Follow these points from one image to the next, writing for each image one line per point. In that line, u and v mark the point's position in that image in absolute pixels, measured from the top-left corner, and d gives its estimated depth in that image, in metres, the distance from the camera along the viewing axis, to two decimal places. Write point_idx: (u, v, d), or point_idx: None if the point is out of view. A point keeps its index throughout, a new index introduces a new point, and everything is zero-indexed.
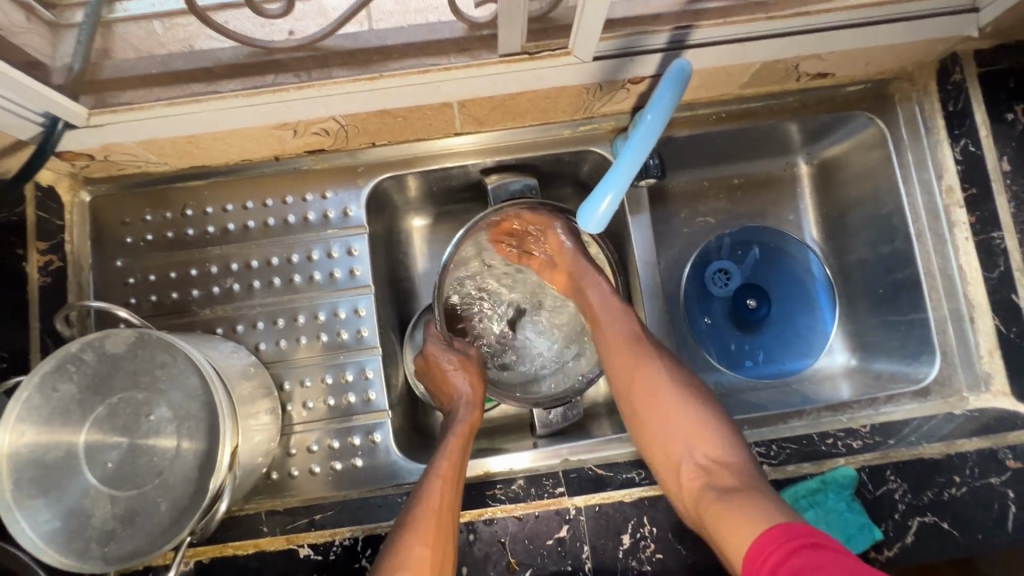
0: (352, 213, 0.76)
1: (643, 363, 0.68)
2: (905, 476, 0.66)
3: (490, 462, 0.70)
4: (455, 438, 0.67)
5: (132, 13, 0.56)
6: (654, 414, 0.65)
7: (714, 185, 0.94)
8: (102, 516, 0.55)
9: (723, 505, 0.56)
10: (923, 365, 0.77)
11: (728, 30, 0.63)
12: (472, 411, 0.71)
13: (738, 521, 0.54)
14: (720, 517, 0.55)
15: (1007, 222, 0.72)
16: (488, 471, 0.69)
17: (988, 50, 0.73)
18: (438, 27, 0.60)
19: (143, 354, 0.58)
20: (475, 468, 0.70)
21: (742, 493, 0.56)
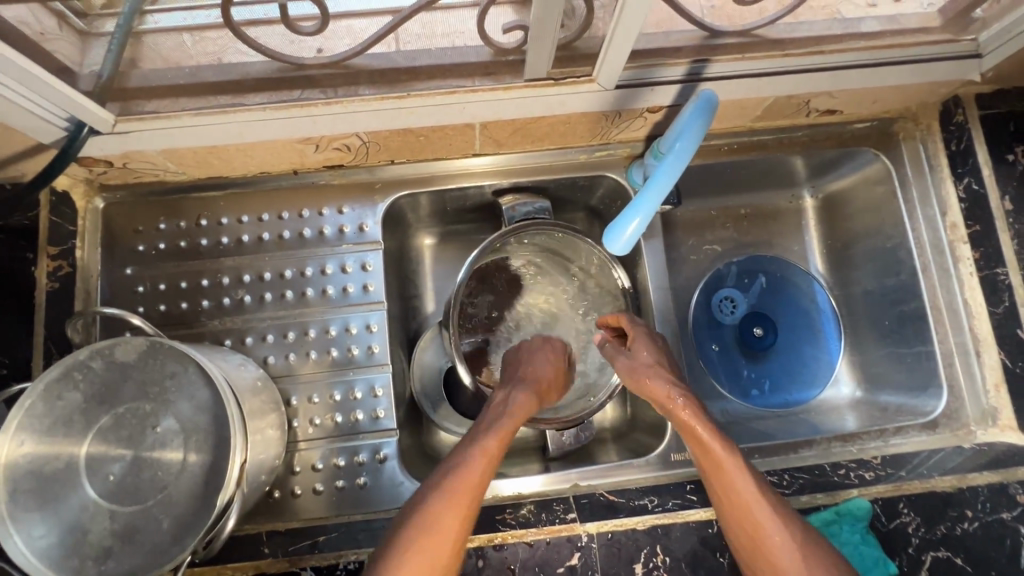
0: (368, 228, 0.76)
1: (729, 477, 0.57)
2: (918, 509, 0.66)
3: (501, 487, 0.70)
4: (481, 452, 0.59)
5: (162, 25, 0.56)
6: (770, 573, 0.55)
7: (722, 215, 0.96)
8: (100, 532, 0.53)
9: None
10: (930, 397, 0.78)
11: (744, 64, 0.66)
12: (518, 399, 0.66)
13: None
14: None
15: (1010, 259, 0.73)
16: (500, 495, 0.69)
17: (988, 94, 0.76)
18: (465, 51, 0.61)
19: (154, 363, 0.56)
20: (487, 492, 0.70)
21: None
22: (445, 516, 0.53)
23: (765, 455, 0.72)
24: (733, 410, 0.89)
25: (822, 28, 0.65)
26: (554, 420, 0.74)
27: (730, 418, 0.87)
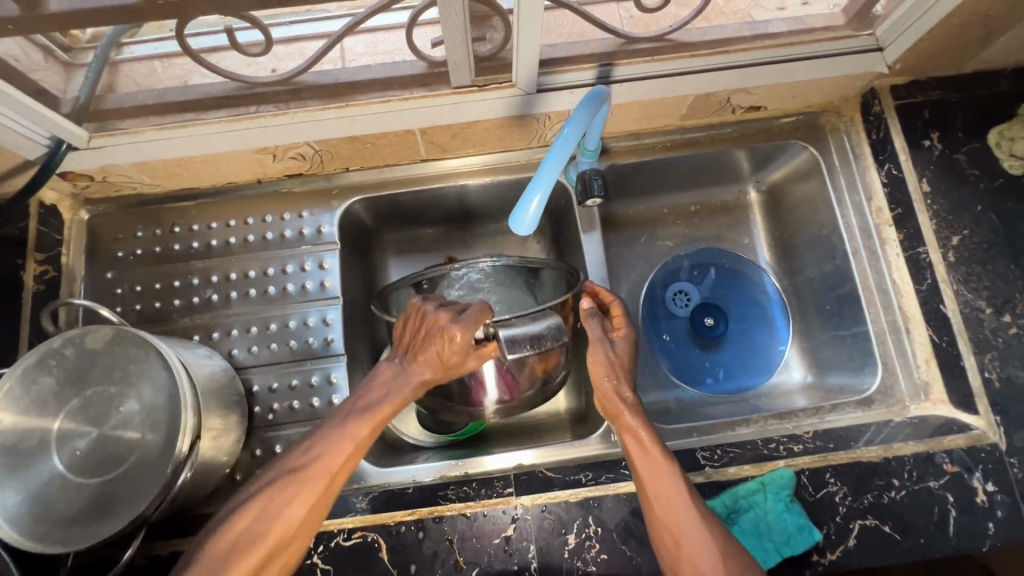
0: (326, 230, 0.82)
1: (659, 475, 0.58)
2: (845, 478, 0.68)
3: (489, 461, 0.74)
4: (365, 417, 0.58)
5: (138, 55, 0.68)
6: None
7: (672, 212, 1.00)
8: (65, 501, 0.58)
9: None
10: (868, 375, 0.80)
11: (656, 65, 0.72)
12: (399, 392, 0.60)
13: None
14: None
15: (930, 238, 0.76)
16: (487, 469, 0.73)
17: (902, 85, 0.81)
18: (402, 65, 0.70)
19: (119, 350, 0.63)
20: (475, 464, 0.74)
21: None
22: (312, 487, 0.54)
23: (700, 433, 0.75)
24: (686, 397, 0.91)
25: (732, 30, 0.73)
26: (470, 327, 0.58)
27: (682, 405, 0.90)
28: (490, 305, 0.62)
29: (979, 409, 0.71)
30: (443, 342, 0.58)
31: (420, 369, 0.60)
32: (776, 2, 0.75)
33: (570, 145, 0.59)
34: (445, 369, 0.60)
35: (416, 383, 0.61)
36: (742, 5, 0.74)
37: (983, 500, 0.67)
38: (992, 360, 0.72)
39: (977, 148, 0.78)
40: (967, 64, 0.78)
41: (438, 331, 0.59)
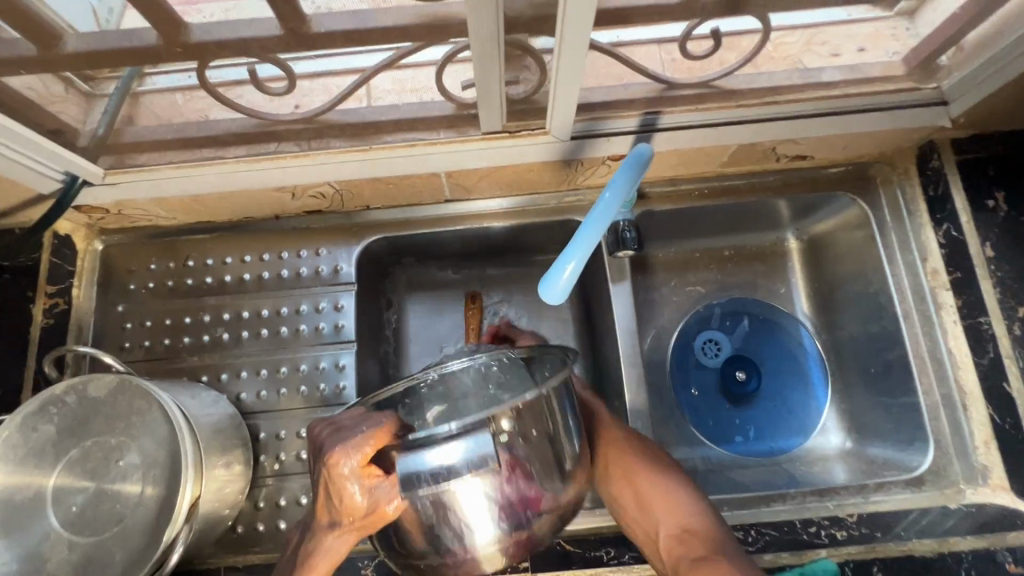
0: (342, 269, 0.79)
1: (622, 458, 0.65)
2: (893, 573, 0.63)
3: None
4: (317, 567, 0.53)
5: (159, 86, 0.64)
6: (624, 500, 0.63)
7: (705, 256, 0.94)
8: (58, 561, 0.55)
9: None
10: (916, 453, 0.73)
11: (702, 115, 0.68)
12: (335, 540, 0.52)
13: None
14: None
15: (993, 307, 0.71)
16: None
17: (964, 139, 0.75)
18: (430, 105, 0.66)
19: (121, 399, 0.60)
20: None
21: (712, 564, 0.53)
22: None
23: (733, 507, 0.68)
24: (713, 457, 0.85)
25: (782, 78, 0.68)
26: (354, 472, 0.47)
27: (708, 465, 0.84)
28: (383, 421, 0.48)
29: None
30: (346, 498, 0.47)
31: (341, 522, 0.50)
32: (830, 48, 0.68)
33: (610, 215, 0.54)
34: (361, 522, 0.48)
35: (336, 534, 0.51)
36: (793, 50, 0.68)
37: None
38: None
39: None
40: None
41: (331, 483, 0.48)
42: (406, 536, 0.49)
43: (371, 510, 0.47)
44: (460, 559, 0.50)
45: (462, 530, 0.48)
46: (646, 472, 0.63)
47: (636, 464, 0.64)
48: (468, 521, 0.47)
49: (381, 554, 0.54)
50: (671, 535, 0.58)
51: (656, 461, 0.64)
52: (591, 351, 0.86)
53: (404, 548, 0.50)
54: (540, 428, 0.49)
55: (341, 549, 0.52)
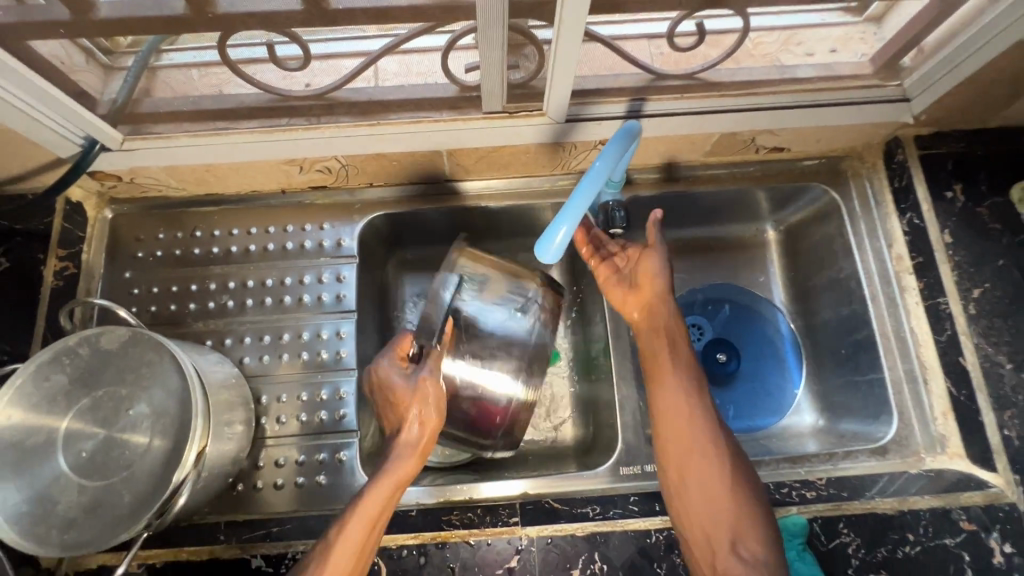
0: (345, 243, 0.82)
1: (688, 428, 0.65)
2: (858, 530, 0.67)
3: (482, 488, 0.71)
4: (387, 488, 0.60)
5: (176, 62, 0.70)
6: (683, 490, 0.63)
7: (689, 245, 0.99)
8: (67, 503, 0.58)
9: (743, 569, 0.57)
10: (882, 425, 0.77)
11: (685, 103, 0.74)
12: (403, 458, 0.63)
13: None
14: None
15: (950, 288, 0.76)
16: (478, 496, 0.70)
17: (926, 136, 0.82)
18: (434, 87, 0.71)
19: (132, 351, 0.62)
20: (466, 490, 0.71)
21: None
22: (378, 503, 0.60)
23: None
24: None
25: (760, 73, 0.74)
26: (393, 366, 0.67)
27: None
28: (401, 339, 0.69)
29: (998, 467, 0.69)
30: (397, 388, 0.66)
31: (406, 426, 0.64)
32: (805, 49, 0.75)
33: (600, 181, 0.59)
34: (418, 412, 0.65)
35: (399, 451, 0.63)
36: (771, 49, 0.75)
37: (1000, 562, 0.65)
38: (1012, 418, 0.71)
39: (1000, 203, 0.78)
40: (991, 120, 0.79)
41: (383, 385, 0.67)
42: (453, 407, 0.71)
43: (421, 397, 0.65)
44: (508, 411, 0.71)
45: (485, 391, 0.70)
46: (719, 478, 0.63)
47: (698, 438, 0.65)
48: (483, 381, 0.70)
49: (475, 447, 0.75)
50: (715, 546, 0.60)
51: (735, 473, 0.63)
52: (580, 334, 0.91)
53: (457, 419, 0.72)
54: (502, 280, 0.73)
55: (406, 472, 0.62)
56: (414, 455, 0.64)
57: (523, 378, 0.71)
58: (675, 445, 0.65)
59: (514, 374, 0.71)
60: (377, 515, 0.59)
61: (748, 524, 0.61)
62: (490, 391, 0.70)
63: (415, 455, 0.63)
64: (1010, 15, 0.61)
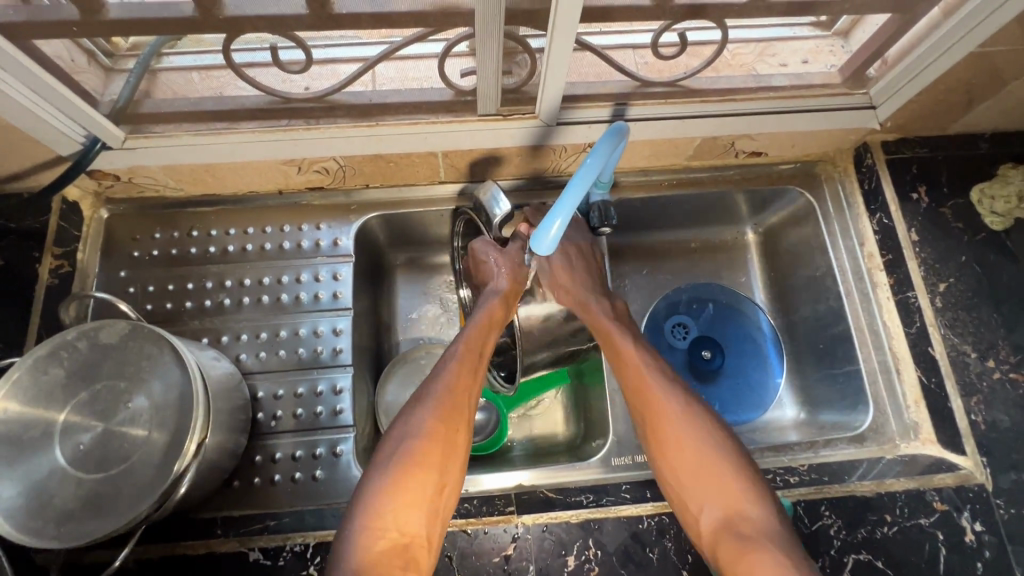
0: (342, 243, 0.84)
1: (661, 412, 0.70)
2: (839, 512, 0.70)
3: (483, 479, 0.75)
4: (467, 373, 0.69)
5: (175, 65, 0.71)
6: (670, 453, 0.68)
7: (674, 247, 1.02)
8: (64, 496, 0.58)
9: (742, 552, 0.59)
10: (860, 414, 0.81)
11: (669, 108, 0.78)
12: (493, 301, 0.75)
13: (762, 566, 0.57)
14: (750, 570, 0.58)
15: (919, 283, 0.81)
16: (480, 486, 0.74)
17: (891, 142, 0.87)
18: (430, 93, 0.74)
19: (132, 345, 0.63)
20: (469, 483, 0.75)
21: (761, 551, 0.58)
22: (456, 409, 0.67)
23: None
24: None
25: (739, 81, 0.79)
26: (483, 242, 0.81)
27: None
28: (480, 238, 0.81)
29: (967, 450, 0.73)
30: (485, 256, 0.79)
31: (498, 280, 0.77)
32: (779, 59, 0.80)
33: (594, 173, 0.62)
34: (501, 272, 0.77)
35: (487, 296, 0.75)
36: (747, 60, 0.79)
37: (971, 540, 0.69)
38: (977, 404, 0.75)
39: (961, 204, 0.84)
40: (951, 127, 0.85)
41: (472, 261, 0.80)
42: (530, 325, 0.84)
43: (503, 260, 0.77)
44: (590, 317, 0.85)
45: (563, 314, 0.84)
46: (702, 450, 0.67)
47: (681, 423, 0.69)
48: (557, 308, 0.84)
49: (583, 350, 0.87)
50: (715, 510, 0.63)
51: (716, 442, 0.67)
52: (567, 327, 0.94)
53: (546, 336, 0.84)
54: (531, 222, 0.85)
55: (499, 318, 0.74)
56: (502, 298, 0.75)
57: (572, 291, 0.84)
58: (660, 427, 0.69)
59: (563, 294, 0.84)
60: (476, 356, 0.71)
61: (743, 488, 0.64)
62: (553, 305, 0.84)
63: (502, 299, 0.75)
64: (962, 28, 0.67)
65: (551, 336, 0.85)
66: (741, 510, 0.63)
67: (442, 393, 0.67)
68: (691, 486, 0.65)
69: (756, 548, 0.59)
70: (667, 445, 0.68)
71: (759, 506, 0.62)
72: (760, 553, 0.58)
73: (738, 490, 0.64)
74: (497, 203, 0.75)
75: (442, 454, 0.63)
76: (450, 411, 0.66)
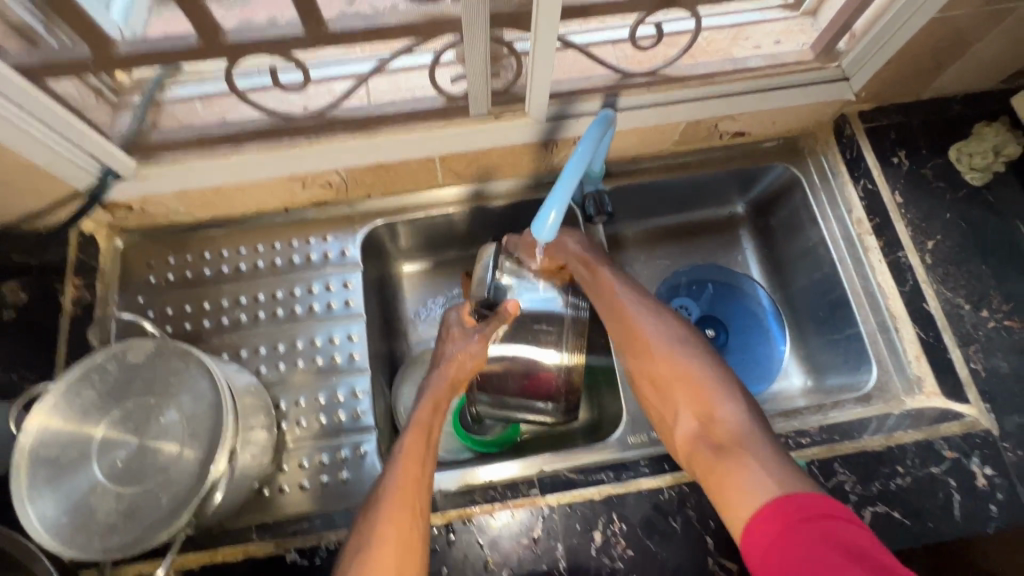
0: (350, 252, 0.87)
1: (640, 357, 0.70)
2: (852, 468, 0.72)
3: (480, 472, 0.74)
4: (416, 448, 0.64)
5: (179, 95, 0.76)
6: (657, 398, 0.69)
7: (669, 233, 1.05)
8: (106, 511, 0.60)
9: (717, 465, 0.58)
10: (864, 373, 0.84)
11: (653, 96, 0.81)
12: (439, 385, 0.72)
13: (737, 480, 0.55)
14: (718, 469, 0.58)
15: (908, 243, 0.84)
16: (478, 480, 0.73)
17: (868, 111, 0.91)
18: (422, 99, 0.78)
19: (159, 363, 0.66)
20: (466, 476, 0.75)
21: (730, 452, 0.58)
22: (410, 475, 0.62)
23: None
24: None
25: (716, 65, 0.83)
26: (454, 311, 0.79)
27: None
28: (461, 309, 0.79)
29: (970, 398, 0.75)
30: (454, 332, 0.77)
31: (450, 368, 0.73)
32: (753, 42, 0.85)
33: (584, 162, 0.66)
34: (462, 354, 0.74)
35: (432, 380, 0.72)
36: (723, 45, 0.84)
37: (983, 484, 0.71)
38: (976, 352, 0.78)
39: (940, 164, 0.87)
40: (923, 92, 0.89)
41: (444, 334, 0.77)
42: (505, 373, 0.79)
43: (469, 346, 0.75)
44: (555, 385, 0.79)
45: (534, 369, 0.78)
46: (671, 372, 0.67)
47: (659, 363, 0.68)
48: (534, 357, 0.78)
49: (541, 416, 0.82)
50: (692, 427, 0.64)
51: (684, 351, 0.68)
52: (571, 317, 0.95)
53: (511, 388, 0.79)
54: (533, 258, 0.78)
55: (442, 398, 0.71)
56: (448, 382, 0.72)
57: (566, 346, 0.78)
58: (649, 377, 0.69)
59: (555, 343, 0.78)
60: (424, 438, 0.66)
61: (712, 391, 0.64)
62: (539, 358, 0.78)
63: (448, 384, 0.72)
64: None
65: (507, 394, 0.80)
66: (716, 417, 0.63)
67: (393, 474, 0.62)
68: (657, 381, 0.69)
69: (727, 453, 0.58)
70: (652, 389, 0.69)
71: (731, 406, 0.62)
72: (732, 459, 0.57)
73: (709, 393, 0.64)
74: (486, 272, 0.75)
75: (403, 529, 0.58)
76: (409, 477, 0.61)
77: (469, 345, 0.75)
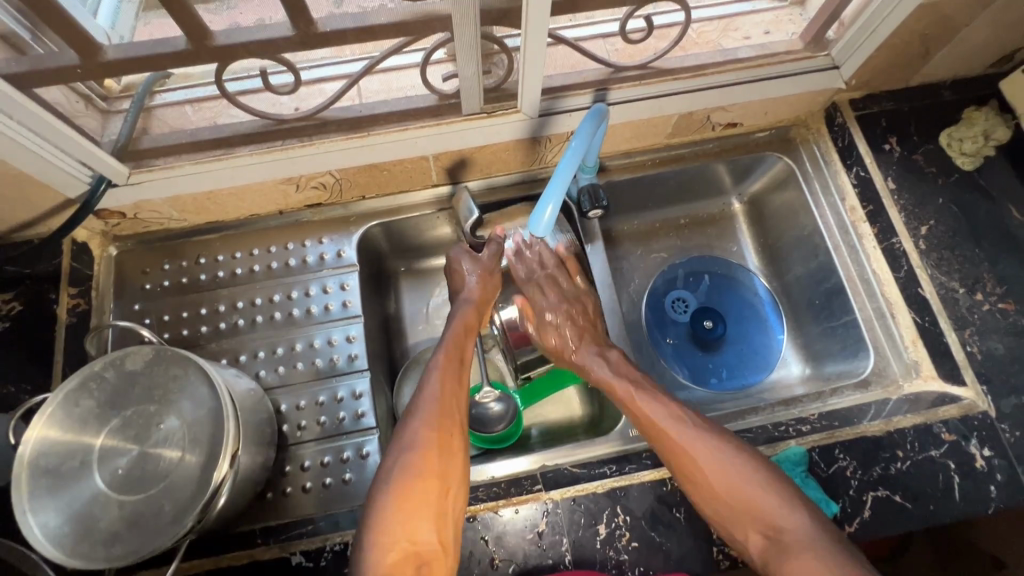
0: (346, 253, 0.87)
1: (693, 472, 0.66)
2: (852, 453, 0.73)
3: (490, 469, 0.74)
4: (451, 365, 0.72)
5: (169, 100, 0.75)
6: (714, 504, 0.65)
7: (664, 226, 1.06)
8: (108, 519, 0.60)
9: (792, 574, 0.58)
10: (861, 359, 0.84)
11: (645, 89, 0.81)
12: (466, 310, 0.80)
13: None
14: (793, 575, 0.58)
15: (902, 229, 0.84)
16: (489, 476, 0.73)
17: (859, 99, 0.91)
18: (414, 98, 0.77)
19: (158, 370, 0.65)
20: (476, 475, 0.74)
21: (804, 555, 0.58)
22: (450, 393, 0.70)
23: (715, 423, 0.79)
24: (694, 395, 0.94)
25: (707, 57, 0.83)
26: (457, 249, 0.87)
27: (691, 403, 0.92)
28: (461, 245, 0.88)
29: (966, 381, 0.76)
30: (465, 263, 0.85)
31: (473, 291, 0.82)
32: (743, 33, 0.85)
33: (579, 157, 0.66)
34: (477, 278, 0.83)
35: (460, 306, 0.81)
36: (712, 36, 0.85)
37: (982, 465, 0.71)
38: (971, 335, 0.78)
39: (932, 150, 0.88)
40: (913, 77, 0.89)
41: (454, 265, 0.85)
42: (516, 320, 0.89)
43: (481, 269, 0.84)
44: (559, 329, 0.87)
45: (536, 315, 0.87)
46: (731, 480, 0.65)
47: (715, 471, 0.65)
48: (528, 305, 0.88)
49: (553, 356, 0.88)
50: (759, 540, 0.62)
51: (735, 455, 0.67)
52: None
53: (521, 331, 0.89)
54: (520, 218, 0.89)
55: (470, 321, 0.79)
56: (473, 308, 0.81)
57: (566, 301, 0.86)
58: (708, 486, 0.65)
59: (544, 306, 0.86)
60: (458, 361, 0.73)
61: (771, 495, 0.63)
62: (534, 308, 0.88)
63: (472, 305, 0.81)
64: None
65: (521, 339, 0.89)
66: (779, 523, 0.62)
67: (431, 392, 0.69)
68: (713, 491, 0.65)
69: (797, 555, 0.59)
70: (706, 495, 0.65)
71: (795, 513, 0.62)
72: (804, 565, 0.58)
73: (769, 497, 0.63)
74: (469, 210, 0.86)
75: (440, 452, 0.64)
76: (449, 393, 0.69)
77: (481, 270, 0.84)
